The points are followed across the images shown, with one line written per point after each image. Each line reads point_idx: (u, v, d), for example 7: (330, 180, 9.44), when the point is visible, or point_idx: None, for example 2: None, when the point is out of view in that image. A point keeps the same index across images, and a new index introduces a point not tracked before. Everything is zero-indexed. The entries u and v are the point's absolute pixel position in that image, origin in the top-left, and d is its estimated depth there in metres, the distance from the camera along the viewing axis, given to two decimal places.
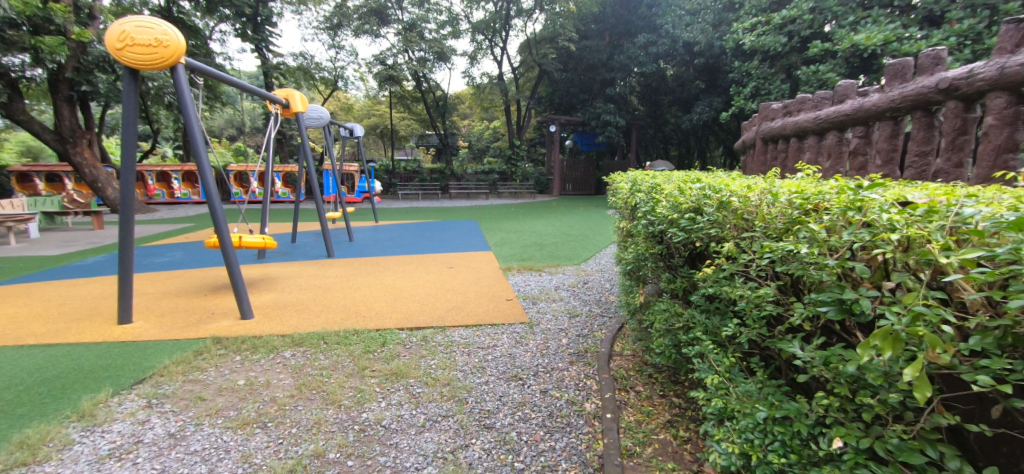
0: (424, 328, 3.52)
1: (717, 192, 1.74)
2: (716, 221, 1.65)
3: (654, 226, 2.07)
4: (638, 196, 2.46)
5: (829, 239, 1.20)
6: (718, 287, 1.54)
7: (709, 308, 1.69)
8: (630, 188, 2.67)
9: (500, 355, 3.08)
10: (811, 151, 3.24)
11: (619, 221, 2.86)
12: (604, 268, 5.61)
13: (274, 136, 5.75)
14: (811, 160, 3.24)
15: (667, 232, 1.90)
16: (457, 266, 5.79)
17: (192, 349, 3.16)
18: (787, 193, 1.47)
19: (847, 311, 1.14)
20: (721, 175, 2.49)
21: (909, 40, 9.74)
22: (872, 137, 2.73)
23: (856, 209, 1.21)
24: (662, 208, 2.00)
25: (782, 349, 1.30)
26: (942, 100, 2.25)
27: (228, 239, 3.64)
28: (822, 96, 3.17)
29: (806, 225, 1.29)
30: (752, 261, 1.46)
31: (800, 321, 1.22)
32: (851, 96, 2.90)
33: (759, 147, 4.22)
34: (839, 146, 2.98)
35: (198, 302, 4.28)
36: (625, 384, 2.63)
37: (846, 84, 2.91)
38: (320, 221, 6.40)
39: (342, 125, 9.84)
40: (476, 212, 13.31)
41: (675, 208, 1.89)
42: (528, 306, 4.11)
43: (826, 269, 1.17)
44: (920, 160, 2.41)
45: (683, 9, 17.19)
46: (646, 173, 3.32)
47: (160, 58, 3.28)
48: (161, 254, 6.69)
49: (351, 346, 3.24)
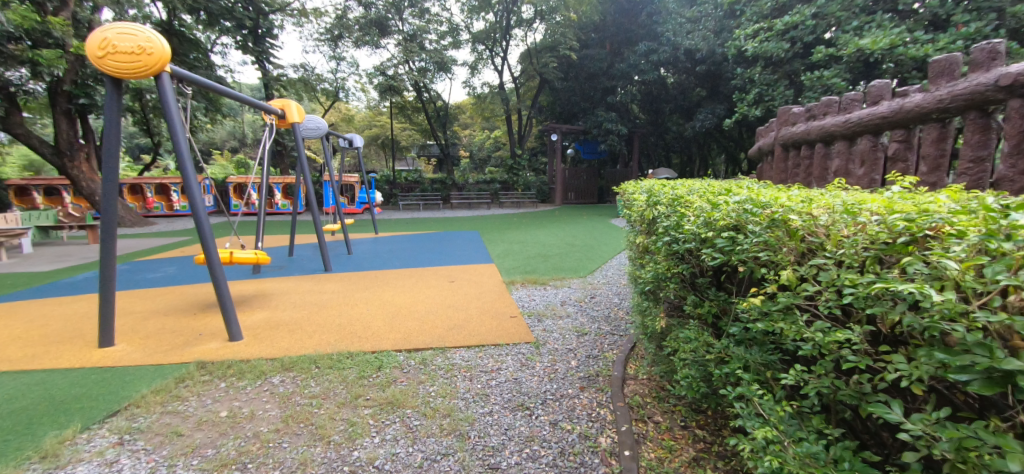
0: (423, 350, 3.30)
1: (762, 208, 1.51)
2: (765, 241, 1.41)
3: (679, 244, 1.85)
4: (657, 210, 2.24)
5: (958, 277, 0.96)
6: (771, 322, 1.30)
7: (748, 340, 1.45)
8: (647, 200, 2.45)
9: (505, 380, 2.85)
10: (840, 156, 3.05)
11: (633, 236, 2.64)
12: (613, 281, 5.38)
13: (270, 148, 5.57)
14: (841, 166, 3.04)
15: (700, 251, 1.67)
16: (458, 279, 5.58)
17: (174, 376, 2.94)
18: (875, 214, 1.23)
19: (994, 379, 0.89)
20: (749, 187, 2.29)
21: (916, 44, 9.63)
22: (914, 141, 2.54)
23: (999, 239, 0.98)
24: (690, 223, 1.78)
25: (873, 410, 1.07)
26: (1003, 99, 2.06)
27: (215, 258, 3.45)
28: (851, 97, 2.98)
29: (911, 256, 1.06)
30: (820, 295, 1.22)
31: (909, 384, 1.00)
32: (887, 97, 2.71)
33: (777, 153, 4.02)
34: (874, 151, 2.78)
35: (186, 321, 4.07)
36: (642, 414, 2.39)
37: (880, 84, 2.73)
38: (317, 234, 6.19)
39: (342, 135, 9.68)
40: (478, 222, 13.13)
41: (709, 224, 1.67)
42: (534, 324, 3.88)
43: (963, 323, 0.92)
44: (975, 167, 2.23)
45: (685, 17, 17.13)
46: (662, 183, 3.11)
47: (143, 66, 3.10)
48: (154, 269, 6.51)
49: (345, 370, 3.02)
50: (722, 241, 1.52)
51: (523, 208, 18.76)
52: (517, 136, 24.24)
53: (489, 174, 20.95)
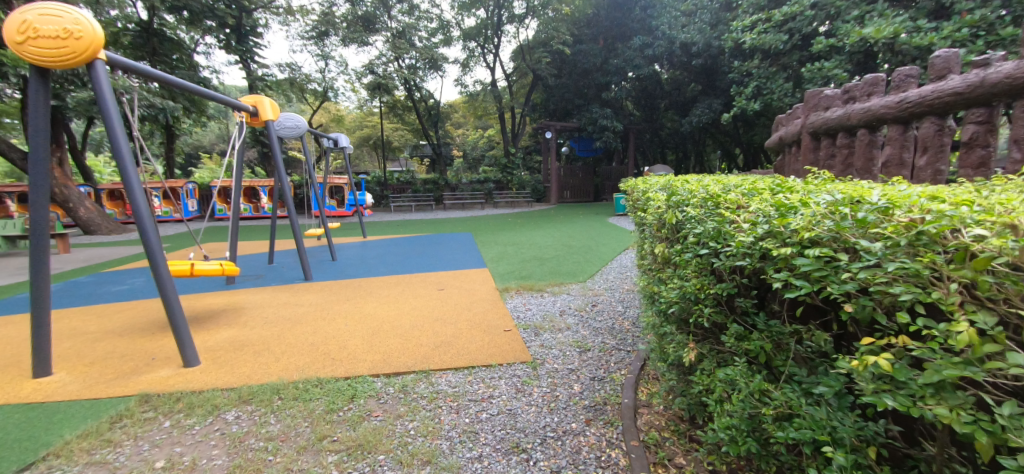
0: (404, 375, 2.89)
1: (876, 217, 1.09)
2: (903, 267, 0.99)
3: (726, 259, 1.43)
4: (683, 213, 1.81)
5: None
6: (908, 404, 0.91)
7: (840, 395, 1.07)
8: (668, 200, 2.04)
9: (498, 412, 2.43)
10: (892, 144, 2.70)
11: (651, 243, 2.22)
12: (616, 286, 4.98)
13: (239, 147, 5.12)
14: (893, 155, 2.69)
15: (766, 271, 1.25)
16: (448, 287, 5.17)
17: (111, 414, 2.52)
18: None
19: None
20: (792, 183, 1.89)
21: (921, 31, 9.36)
22: (996, 121, 2.21)
23: None
24: (744, 233, 1.35)
25: None
26: None
27: (165, 274, 3.02)
28: (905, 74, 2.65)
29: None
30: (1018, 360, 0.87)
31: None
32: (956, 70, 2.38)
33: (805, 143, 3.64)
34: (939, 135, 2.44)
35: (140, 343, 3.62)
36: (661, 455, 1.99)
37: (949, 55, 2.40)
38: (295, 240, 5.72)
39: (325, 136, 9.19)
40: (471, 223, 12.70)
41: (778, 237, 1.25)
42: (530, 339, 3.49)
43: None
44: None
45: (679, 10, 16.78)
46: (679, 181, 2.69)
47: (71, 52, 2.68)
48: (121, 281, 6.03)
49: (312, 402, 2.60)
50: (809, 262, 1.10)
51: (518, 207, 18.34)
52: (511, 134, 23.80)
53: (483, 174, 20.54)
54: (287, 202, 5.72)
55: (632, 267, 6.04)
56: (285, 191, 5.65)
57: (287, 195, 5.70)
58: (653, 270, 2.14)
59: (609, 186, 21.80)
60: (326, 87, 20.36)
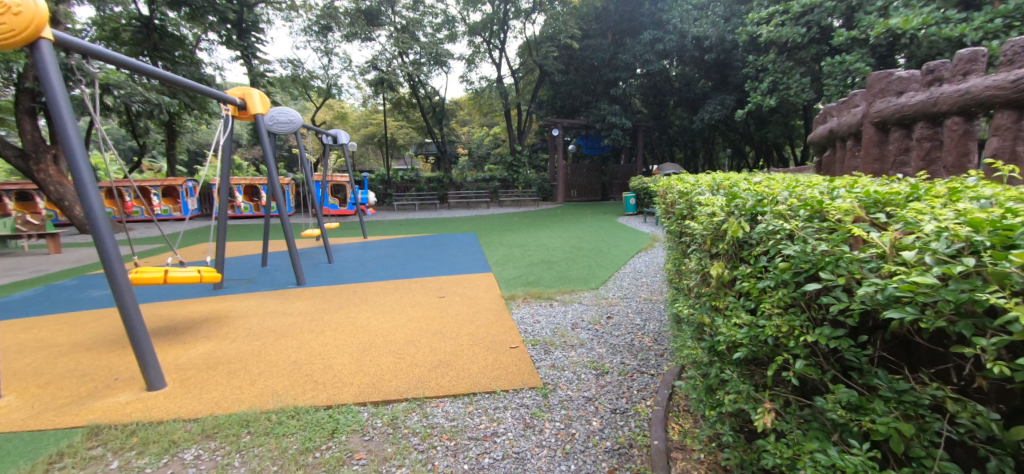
0: (394, 403, 2.50)
1: None
2: None
3: (854, 301, 1.04)
4: (755, 226, 1.39)
5: None
6: None
7: None
8: (727, 204, 1.62)
9: (503, 457, 2.05)
10: (1002, 135, 2.35)
11: (696, 258, 1.81)
12: (634, 294, 4.57)
13: (222, 142, 4.74)
14: (1004, 147, 2.34)
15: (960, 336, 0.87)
16: (450, 294, 4.78)
17: (50, 452, 2.15)
18: None
19: None
20: (890, 187, 1.46)
21: (950, 22, 8.95)
22: None
23: None
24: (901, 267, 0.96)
25: None
26: None
27: (123, 284, 2.66)
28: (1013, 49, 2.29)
29: None
30: None
31: None
32: None
33: (867, 135, 3.24)
34: None
35: (107, 359, 3.26)
36: None
37: None
38: (287, 241, 5.33)
39: (325, 132, 8.78)
40: (476, 223, 12.33)
41: (982, 285, 0.85)
42: (540, 358, 3.09)
43: None
44: None
45: (691, 4, 16.29)
46: (724, 181, 2.27)
47: (10, 30, 2.32)
48: (104, 286, 5.69)
49: (285, 438, 2.22)
50: None
51: (524, 206, 17.95)
52: (517, 132, 23.38)
53: (488, 172, 20.16)
54: (278, 197, 5.31)
55: (648, 273, 5.62)
56: (276, 186, 5.23)
57: (278, 191, 5.30)
58: (699, 291, 1.72)
59: (617, 184, 21.33)
60: (330, 84, 20.05)
